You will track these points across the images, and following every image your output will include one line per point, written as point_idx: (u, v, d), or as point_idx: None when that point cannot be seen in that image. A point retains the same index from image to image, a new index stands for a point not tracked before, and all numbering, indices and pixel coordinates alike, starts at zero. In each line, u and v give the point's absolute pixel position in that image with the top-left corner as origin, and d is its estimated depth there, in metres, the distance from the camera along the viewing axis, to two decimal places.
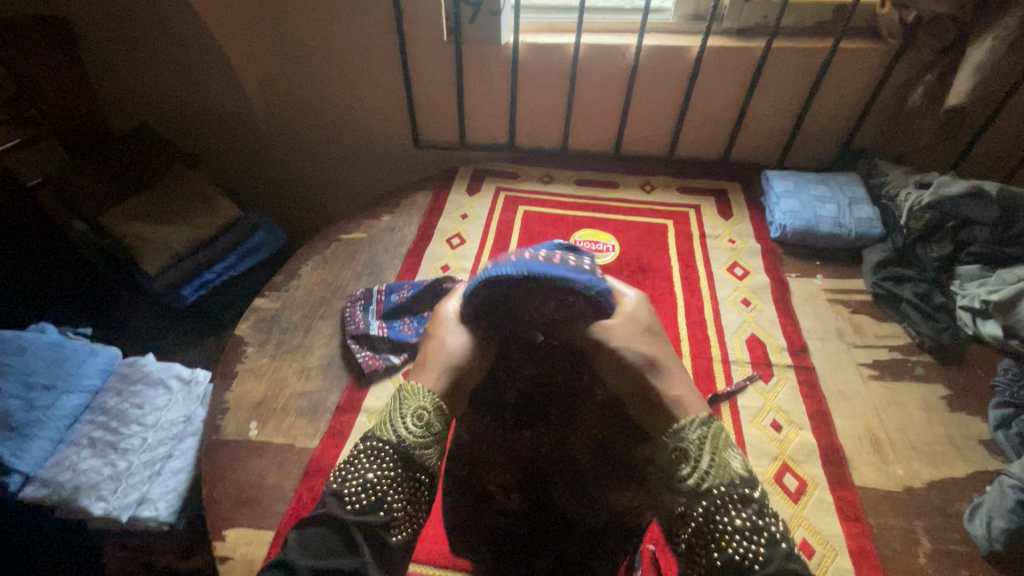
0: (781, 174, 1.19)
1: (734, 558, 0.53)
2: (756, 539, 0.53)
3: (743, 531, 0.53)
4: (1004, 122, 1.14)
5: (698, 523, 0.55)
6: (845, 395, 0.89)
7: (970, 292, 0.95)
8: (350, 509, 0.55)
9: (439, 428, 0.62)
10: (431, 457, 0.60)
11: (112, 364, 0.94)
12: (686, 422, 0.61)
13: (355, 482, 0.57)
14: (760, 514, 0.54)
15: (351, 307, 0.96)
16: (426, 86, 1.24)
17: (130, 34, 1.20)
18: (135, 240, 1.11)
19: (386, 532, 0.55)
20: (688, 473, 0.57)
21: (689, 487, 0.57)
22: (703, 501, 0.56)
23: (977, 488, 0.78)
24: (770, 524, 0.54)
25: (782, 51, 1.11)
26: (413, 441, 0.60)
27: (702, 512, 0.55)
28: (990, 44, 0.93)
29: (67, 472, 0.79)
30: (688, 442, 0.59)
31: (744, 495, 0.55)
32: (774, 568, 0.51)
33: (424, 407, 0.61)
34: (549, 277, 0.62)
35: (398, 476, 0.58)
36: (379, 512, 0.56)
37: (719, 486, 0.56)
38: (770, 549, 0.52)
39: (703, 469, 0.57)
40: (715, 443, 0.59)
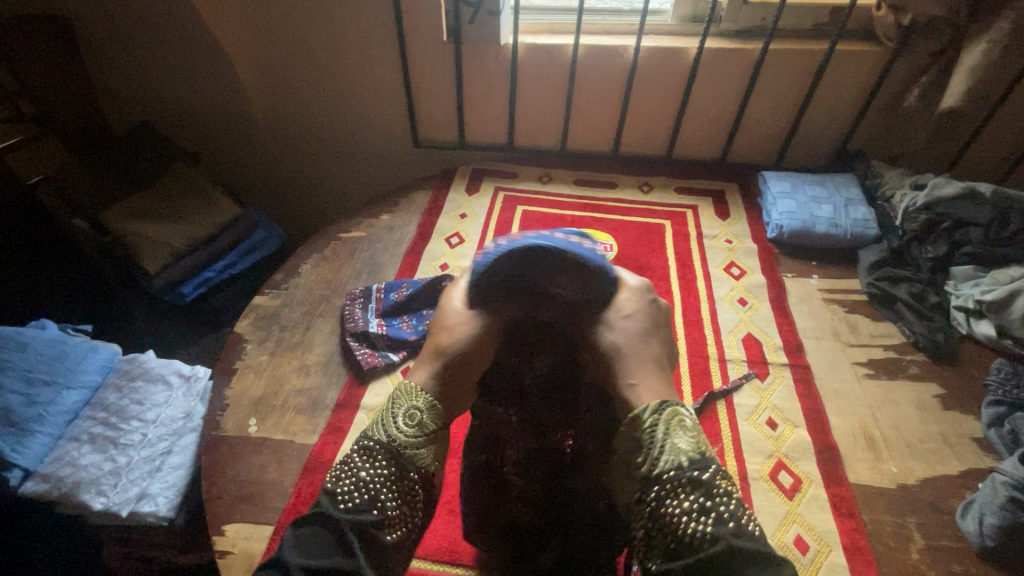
0: (778, 174, 1.20)
1: (683, 542, 0.45)
2: (705, 519, 0.45)
3: (693, 514, 0.46)
4: (999, 124, 1.15)
5: (650, 511, 0.48)
6: (839, 393, 0.90)
7: (964, 293, 0.96)
8: (342, 508, 0.49)
9: (434, 428, 0.55)
10: (425, 458, 0.54)
11: (113, 360, 0.94)
12: (641, 407, 0.52)
13: (347, 480, 0.50)
14: (712, 493, 0.47)
15: (351, 305, 0.97)
16: (426, 85, 1.25)
17: (130, 33, 1.20)
18: (135, 238, 1.12)
19: (380, 532, 0.49)
20: (640, 460, 0.51)
21: (641, 474, 0.50)
22: (654, 487, 0.49)
23: (970, 485, 0.78)
24: (721, 503, 0.46)
25: (779, 53, 1.12)
26: (405, 440, 0.53)
27: (653, 499, 0.48)
28: (984, 47, 0.95)
29: (67, 467, 0.80)
30: (639, 428, 0.51)
31: (693, 477, 0.48)
32: (722, 548, 0.43)
33: (417, 406, 0.55)
34: (571, 255, 0.53)
35: (391, 475, 0.51)
36: (372, 511, 0.49)
37: (670, 470, 0.49)
38: (718, 529, 0.45)
39: (655, 454, 0.50)
40: (668, 426, 0.51)
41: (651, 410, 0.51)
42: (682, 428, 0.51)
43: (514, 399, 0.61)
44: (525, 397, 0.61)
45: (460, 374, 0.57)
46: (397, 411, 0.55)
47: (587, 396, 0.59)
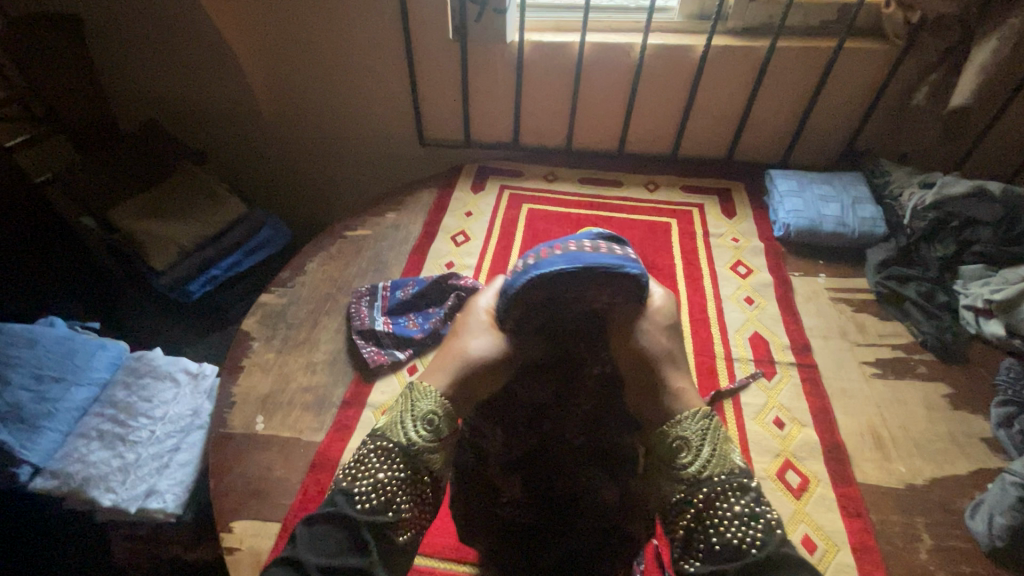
0: (785, 173, 1.19)
1: (731, 543, 0.48)
2: (755, 526, 0.48)
3: (743, 518, 0.49)
4: (1009, 123, 1.14)
5: (698, 510, 0.50)
6: (847, 392, 0.89)
7: (972, 292, 0.95)
8: (359, 507, 0.50)
9: (449, 432, 0.54)
10: (438, 464, 0.54)
11: (121, 357, 0.95)
12: (687, 412, 0.54)
13: (363, 481, 0.51)
14: (760, 502, 0.50)
15: (357, 303, 0.97)
16: (431, 84, 1.25)
17: (137, 32, 1.21)
18: (143, 236, 1.12)
19: (393, 531, 0.50)
20: (688, 460, 0.52)
21: (689, 474, 0.52)
22: (702, 488, 0.51)
23: (979, 485, 0.78)
24: (767, 512, 0.50)
25: (786, 50, 1.11)
26: (421, 445, 0.53)
27: (701, 499, 0.50)
28: (994, 44, 0.94)
29: (77, 463, 0.80)
30: (687, 430, 0.53)
31: (743, 483, 0.51)
32: (770, 553, 0.47)
33: (433, 411, 0.53)
34: (608, 270, 0.49)
35: (407, 479, 0.52)
36: (387, 513, 0.50)
37: (719, 474, 0.51)
38: (766, 536, 0.48)
39: (704, 457, 0.52)
40: (716, 433, 0.53)
41: (697, 416, 0.54)
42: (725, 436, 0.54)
43: (506, 396, 0.60)
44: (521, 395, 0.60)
45: (480, 382, 0.56)
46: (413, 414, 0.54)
47: (590, 390, 0.60)
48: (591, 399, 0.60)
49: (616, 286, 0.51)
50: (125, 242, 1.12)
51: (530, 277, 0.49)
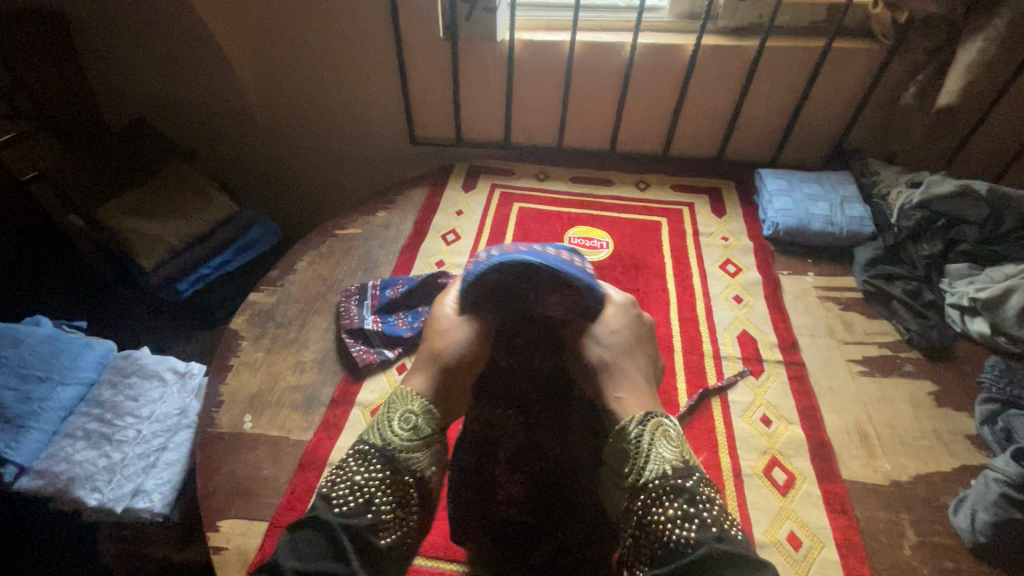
0: (774, 172, 1.20)
1: (670, 548, 0.49)
2: (688, 525, 0.49)
3: (675, 519, 0.50)
4: (995, 123, 1.15)
5: (639, 517, 0.53)
6: (834, 390, 0.90)
7: (958, 290, 0.96)
8: (338, 511, 0.51)
9: (429, 432, 0.60)
10: (419, 462, 0.57)
11: (107, 357, 0.94)
12: (627, 419, 0.59)
13: (342, 485, 0.53)
14: (694, 500, 0.51)
15: (346, 302, 0.97)
16: (422, 82, 1.24)
17: (129, 32, 1.20)
18: (131, 234, 1.11)
19: (374, 534, 0.51)
20: (628, 470, 0.56)
21: (631, 483, 0.55)
22: (641, 494, 0.54)
23: (963, 482, 0.79)
24: (703, 509, 0.50)
25: (775, 49, 1.12)
26: (400, 444, 0.57)
27: (641, 505, 0.53)
28: (980, 45, 0.94)
29: (62, 463, 0.80)
30: (626, 439, 0.58)
31: (676, 484, 0.52)
32: (705, 549, 0.47)
33: (412, 411, 0.60)
34: (560, 273, 0.63)
35: (386, 479, 0.54)
36: (366, 514, 0.52)
37: (655, 479, 0.54)
38: (701, 532, 0.48)
39: (642, 463, 0.55)
40: (653, 436, 0.57)
41: (637, 421, 0.58)
42: (668, 439, 0.57)
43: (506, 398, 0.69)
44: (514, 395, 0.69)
45: (455, 380, 0.64)
46: (393, 419, 0.60)
47: (576, 402, 0.68)
48: (584, 412, 0.68)
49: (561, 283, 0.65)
50: (113, 240, 1.12)
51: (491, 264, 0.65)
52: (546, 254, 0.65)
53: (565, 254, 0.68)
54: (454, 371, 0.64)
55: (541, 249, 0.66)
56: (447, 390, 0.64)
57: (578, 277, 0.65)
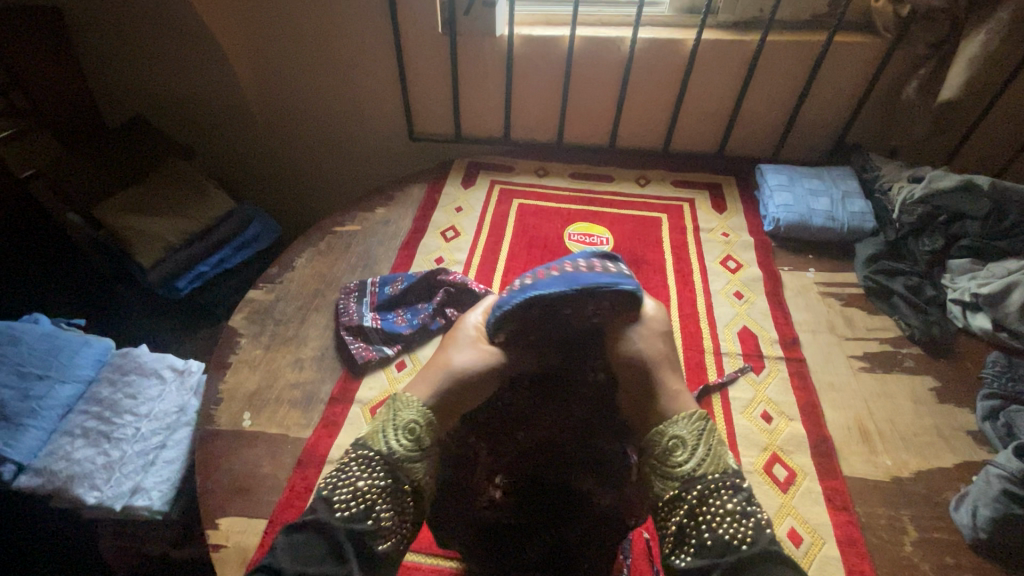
0: (775, 167, 1.19)
1: (723, 538, 0.53)
2: (746, 523, 0.53)
3: (733, 514, 0.54)
4: (998, 117, 1.14)
5: (692, 505, 0.56)
6: (835, 386, 0.90)
7: (960, 286, 0.96)
8: (338, 516, 0.51)
9: (429, 441, 0.59)
10: (419, 471, 0.57)
11: (106, 355, 0.94)
12: (682, 418, 0.63)
13: (343, 489, 0.53)
14: (750, 502, 0.55)
15: (346, 299, 0.97)
16: (421, 77, 1.23)
17: (126, 28, 1.19)
18: (131, 232, 1.11)
19: (374, 538, 0.51)
20: (683, 458, 0.60)
21: (686, 473, 0.58)
22: (696, 485, 0.57)
23: (964, 479, 0.78)
24: (756, 512, 0.55)
25: (776, 44, 1.11)
26: (402, 453, 0.57)
27: (696, 495, 0.56)
28: (982, 39, 0.94)
29: (61, 461, 0.80)
30: (681, 431, 0.62)
31: (734, 483, 0.57)
32: (760, 549, 0.51)
33: (415, 420, 0.60)
34: (599, 290, 0.64)
35: (387, 486, 0.55)
36: (367, 520, 0.52)
37: (711, 473, 0.58)
38: (756, 534, 0.52)
39: (698, 455, 0.59)
40: (711, 438, 0.61)
41: (694, 422, 0.62)
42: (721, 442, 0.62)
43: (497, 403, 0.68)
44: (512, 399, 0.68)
45: (461, 395, 0.64)
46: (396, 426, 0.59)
47: (584, 395, 0.68)
48: (584, 410, 0.68)
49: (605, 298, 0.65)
50: (113, 237, 1.12)
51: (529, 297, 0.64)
52: (581, 275, 0.65)
53: (598, 266, 0.67)
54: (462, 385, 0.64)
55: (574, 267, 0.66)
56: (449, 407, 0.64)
57: (619, 289, 0.64)
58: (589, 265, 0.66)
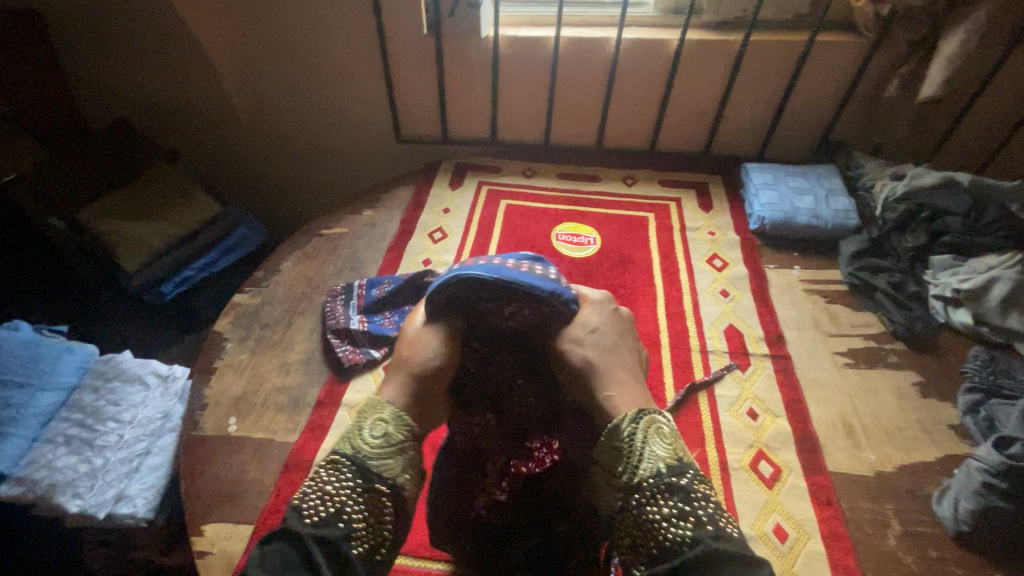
0: (760, 166, 1.20)
1: (665, 547, 0.45)
2: (684, 524, 0.45)
3: (671, 519, 0.46)
4: (977, 115, 1.16)
5: (633, 518, 0.48)
6: (820, 382, 0.90)
7: (942, 281, 0.96)
8: (307, 522, 0.47)
9: (404, 438, 0.53)
10: (394, 468, 0.51)
11: (89, 361, 0.93)
12: (619, 416, 0.53)
13: (312, 496, 0.48)
14: (690, 499, 0.47)
15: (332, 302, 0.96)
16: (407, 79, 1.23)
17: (102, 27, 1.18)
18: (113, 236, 1.10)
19: (346, 545, 0.46)
20: (621, 469, 0.51)
21: (623, 484, 0.50)
22: (635, 494, 0.49)
23: (947, 472, 0.79)
24: (698, 507, 0.46)
25: (760, 44, 1.12)
26: (371, 452, 0.51)
27: (634, 506, 0.48)
28: (961, 36, 0.95)
29: (42, 469, 0.79)
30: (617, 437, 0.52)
31: (671, 483, 0.48)
32: (701, 551, 0.43)
33: (384, 418, 0.54)
34: (515, 285, 0.53)
35: (357, 487, 0.49)
36: (337, 525, 0.47)
37: (648, 477, 0.49)
38: (696, 533, 0.45)
39: (635, 461, 0.50)
40: (647, 436, 0.51)
41: (629, 419, 0.53)
42: (660, 436, 0.52)
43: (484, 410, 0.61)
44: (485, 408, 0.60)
45: (430, 393, 0.57)
46: (365, 426, 0.53)
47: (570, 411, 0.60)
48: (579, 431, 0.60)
49: (525, 300, 0.55)
50: (95, 243, 1.11)
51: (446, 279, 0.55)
52: (501, 267, 0.55)
53: (528, 265, 0.57)
54: (427, 378, 0.57)
55: (500, 259, 0.57)
56: (422, 402, 0.56)
57: (541, 294, 0.54)
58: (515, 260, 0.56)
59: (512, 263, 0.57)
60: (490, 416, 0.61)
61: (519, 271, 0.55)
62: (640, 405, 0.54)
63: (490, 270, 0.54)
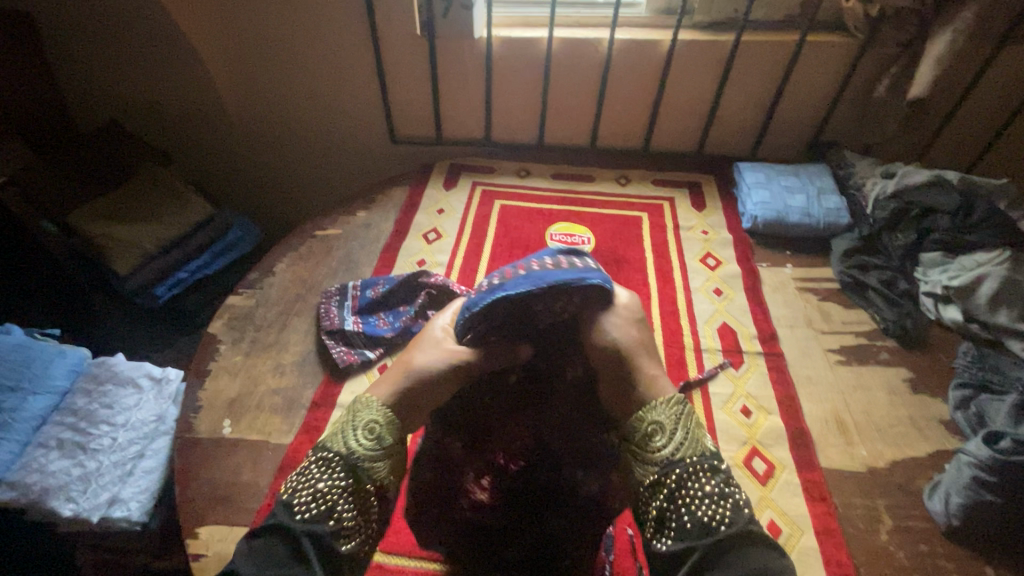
0: (752, 165, 1.21)
1: (702, 519, 0.52)
2: (724, 504, 0.52)
3: (711, 496, 0.53)
4: (966, 113, 1.17)
5: (670, 489, 0.54)
6: (812, 379, 0.91)
7: (932, 278, 0.98)
8: (299, 518, 0.51)
9: (392, 441, 0.57)
10: (381, 471, 0.55)
11: (81, 364, 0.92)
12: (661, 400, 0.59)
13: (304, 492, 0.52)
14: (726, 483, 0.54)
15: (327, 303, 0.96)
16: (400, 79, 1.23)
17: (92, 27, 1.17)
18: (104, 239, 1.09)
19: (335, 540, 0.51)
20: (661, 444, 0.57)
21: (664, 458, 0.56)
22: (675, 469, 0.55)
23: (937, 467, 0.80)
24: (733, 492, 0.53)
25: (751, 44, 1.13)
26: (361, 453, 0.55)
27: (674, 479, 0.54)
28: (949, 36, 0.96)
29: (35, 474, 0.78)
30: (660, 416, 0.58)
31: (713, 465, 0.55)
32: (737, 529, 0.50)
33: (375, 420, 0.57)
34: (565, 284, 0.57)
35: (347, 486, 0.53)
36: (327, 521, 0.51)
37: (690, 456, 0.56)
38: (734, 514, 0.52)
39: (677, 439, 0.57)
40: (686, 421, 0.58)
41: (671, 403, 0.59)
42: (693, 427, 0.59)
43: (474, 406, 0.64)
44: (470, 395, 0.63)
45: (429, 393, 0.59)
46: (356, 425, 0.57)
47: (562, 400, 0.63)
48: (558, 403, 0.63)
49: (576, 294, 0.59)
50: (86, 246, 1.10)
51: (497, 298, 0.57)
52: (545, 271, 0.58)
53: (564, 260, 0.61)
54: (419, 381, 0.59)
55: (538, 264, 0.60)
56: (413, 406, 0.59)
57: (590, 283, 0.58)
58: (551, 260, 0.60)
59: (550, 263, 0.60)
60: (467, 402, 0.64)
61: (559, 270, 0.59)
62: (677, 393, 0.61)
63: (531, 279, 0.57)
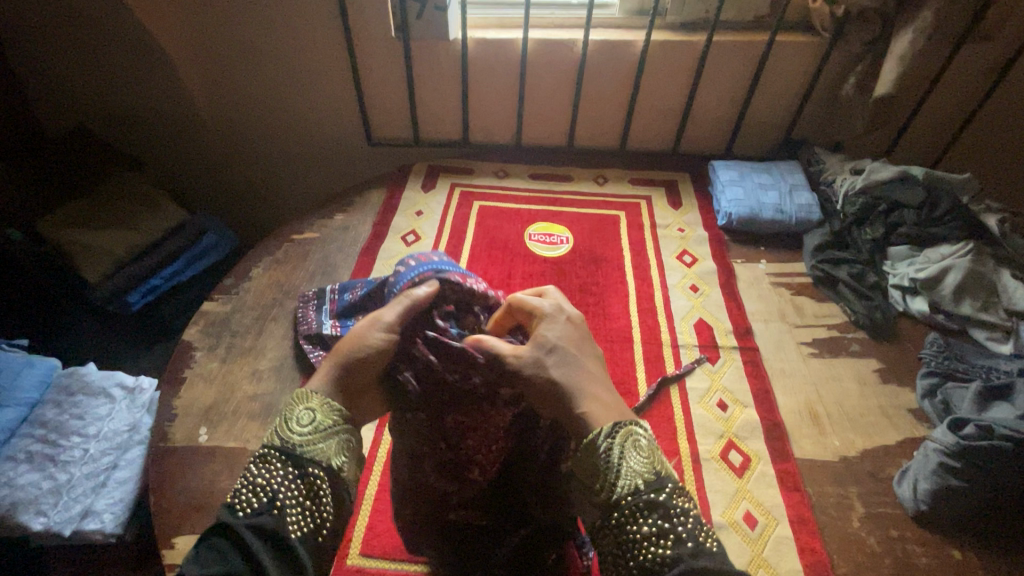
0: (726, 163, 1.23)
1: (646, 565, 0.46)
2: (665, 543, 0.46)
3: (652, 538, 0.46)
4: (932, 109, 1.20)
5: (613, 534, 0.48)
6: (786, 372, 0.93)
7: (900, 271, 1.01)
8: (241, 515, 0.47)
9: (335, 422, 0.53)
10: (328, 453, 0.52)
11: (51, 375, 0.90)
12: (595, 436, 0.51)
13: (244, 489, 0.49)
14: (670, 514, 0.47)
15: (304, 308, 0.94)
16: (376, 80, 1.22)
17: (57, 30, 1.15)
18: (75, 247, 1.07)
19: (283, 532, 0.46)
20: (599, 486, 0.50)
21: (603, 500, 0.49)
22: (614, 513, 0.48)
23: (907, 454, 0.83)
24: (679, 523, 0.47)
25: (722, 45, 1.15)
26: (301, 440, 0.51)
27: (615, 524, 0.48)
28: (910, 36, 0.98)
29: (4, 488, 0.77)
30: (594, 456, 0.51)
31: (650, 500, 0.48)
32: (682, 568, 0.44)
33: (311, 407, 0.53)
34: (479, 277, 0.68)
35: (290, 475, 0.50)
36: (271, 513, 0.47)
37: (628, 496, 0.49)
38: (677, 548, 0.45)
39: (612, 479, 0.49)
40: (622, 452, 0.50)
41: (604, 435, 0.51)
42: (637, 450, 0.50)
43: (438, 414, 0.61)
44: (429, 405, 0.61)
45: (361, 376, 0.57)
46: (292, 417, 0.53)
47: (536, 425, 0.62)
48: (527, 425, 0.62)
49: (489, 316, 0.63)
50: (55, 255, 1.07)
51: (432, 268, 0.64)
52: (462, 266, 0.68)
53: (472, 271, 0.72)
54: (357, 363, 0.56)
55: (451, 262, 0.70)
56: (347, 386, 0.56)
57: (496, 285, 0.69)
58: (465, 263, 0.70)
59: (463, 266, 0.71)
60: (427, 412, 0.61)
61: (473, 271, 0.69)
62: (618, 418, 0.52)
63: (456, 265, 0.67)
